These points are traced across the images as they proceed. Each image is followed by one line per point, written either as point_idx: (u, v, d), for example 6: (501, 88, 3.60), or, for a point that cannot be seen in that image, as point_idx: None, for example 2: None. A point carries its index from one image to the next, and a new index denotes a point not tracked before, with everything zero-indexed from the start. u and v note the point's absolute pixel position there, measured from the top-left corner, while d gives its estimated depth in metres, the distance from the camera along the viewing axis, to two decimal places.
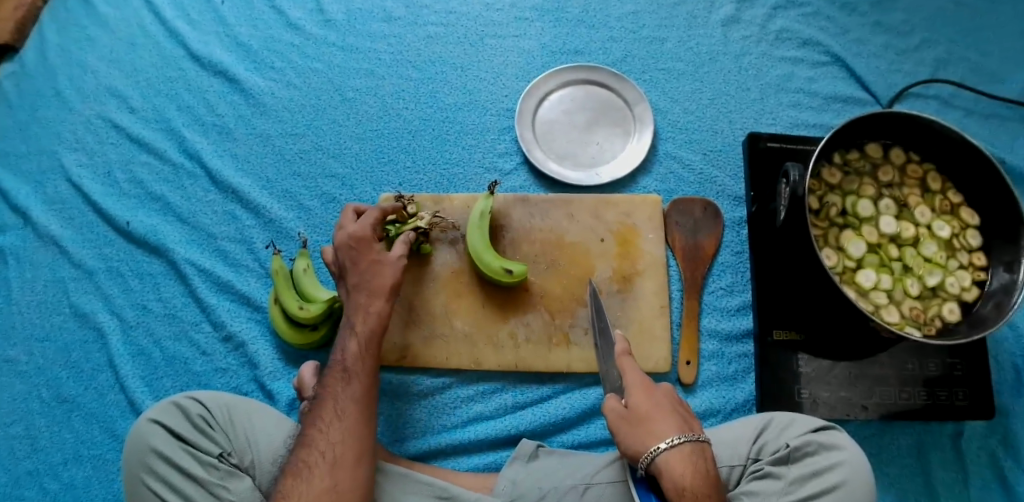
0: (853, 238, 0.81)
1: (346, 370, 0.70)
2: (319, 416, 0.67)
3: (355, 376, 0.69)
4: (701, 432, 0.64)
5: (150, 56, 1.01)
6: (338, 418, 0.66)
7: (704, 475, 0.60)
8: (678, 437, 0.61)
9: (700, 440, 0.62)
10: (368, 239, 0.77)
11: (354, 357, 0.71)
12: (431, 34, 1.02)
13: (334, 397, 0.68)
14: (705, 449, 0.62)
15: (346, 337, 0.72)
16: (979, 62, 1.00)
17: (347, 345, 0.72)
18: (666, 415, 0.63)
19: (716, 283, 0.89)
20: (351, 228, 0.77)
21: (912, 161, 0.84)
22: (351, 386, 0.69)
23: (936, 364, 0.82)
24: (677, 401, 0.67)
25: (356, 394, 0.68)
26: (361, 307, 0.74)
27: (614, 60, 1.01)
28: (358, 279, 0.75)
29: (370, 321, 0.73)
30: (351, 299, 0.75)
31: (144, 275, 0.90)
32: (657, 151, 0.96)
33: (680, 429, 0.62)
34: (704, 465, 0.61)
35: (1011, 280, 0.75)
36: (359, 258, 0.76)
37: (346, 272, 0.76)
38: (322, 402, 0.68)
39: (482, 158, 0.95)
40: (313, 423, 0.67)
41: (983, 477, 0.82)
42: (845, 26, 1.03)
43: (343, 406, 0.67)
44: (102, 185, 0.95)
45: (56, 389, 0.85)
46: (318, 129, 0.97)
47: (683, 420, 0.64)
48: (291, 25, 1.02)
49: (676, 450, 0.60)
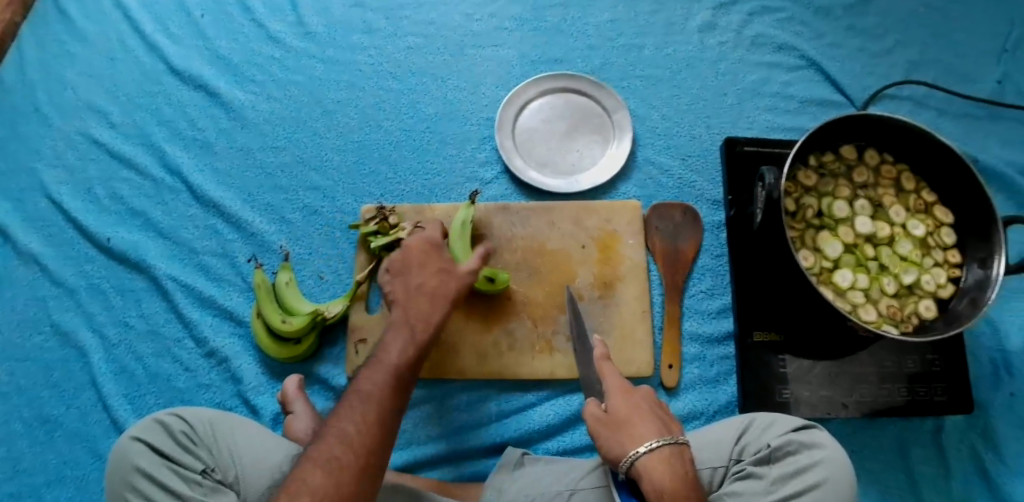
0: (830, 238, 0.82)
1: (398, 371, 0.66)
2: (364, 410, 0.62)
3: (403, 379, 0.66)
4: (681, 435, 0.63)
5: (130, 71, 1.01)
6: (382, 420, 0.62)
7: (684, 478, 0.59)
8: (656, 441, 0.60)
9: (678, 442, 0.62)
10: (436, 248, 0.78)
11: (406, 360, 0.67)
12: (411, 44, 1.03)
13: (381, 396, 0.64)
14: (683, 451, 0.61)
15: (399, 337, 0.69)
16: (951, 64, 1.02)
17: (404, 347, 0.69)
18: (646, 419, 0.63)
19: (696, 286, 0.89)
20: (425, 236, 0.79)
21: (886, 162, 0.85)
22: (398, 392, 0.65)
23: (914, 361, 0.83)
24: (659, 405, 0.66)
25: (398, 400, 0.65)
26: (422, 312, 0.72)
27: (593, 68, 1.02)
28: (426, 282, 0.75)
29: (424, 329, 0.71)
30: (412, 299, 0.74)
31: (127, 292, 0.90)
32: (636, 157, 0.97)
33: (660, 431, 0.62)
34: (682, 466, 0.60)
35: (985, 276, 0.76)
36: (430, 262, 0.77)
37: (413, 271, 0.76)
38: (369, 397, 0.63)
39: (463, 168, 0.96)
40: (351, 418, 0.61)
41: (965, 472, 0.82)
42: (820, 30, 1.04)
43: (388, 408, 0.63)
44: (83, 202, 0.94)
45: (38, 409, 0.85)
46: (299, 141, 0.98)
47: (662, 423, 0.64)
48: (271, 37, 1.03)
49: (656, 453, 0.60)
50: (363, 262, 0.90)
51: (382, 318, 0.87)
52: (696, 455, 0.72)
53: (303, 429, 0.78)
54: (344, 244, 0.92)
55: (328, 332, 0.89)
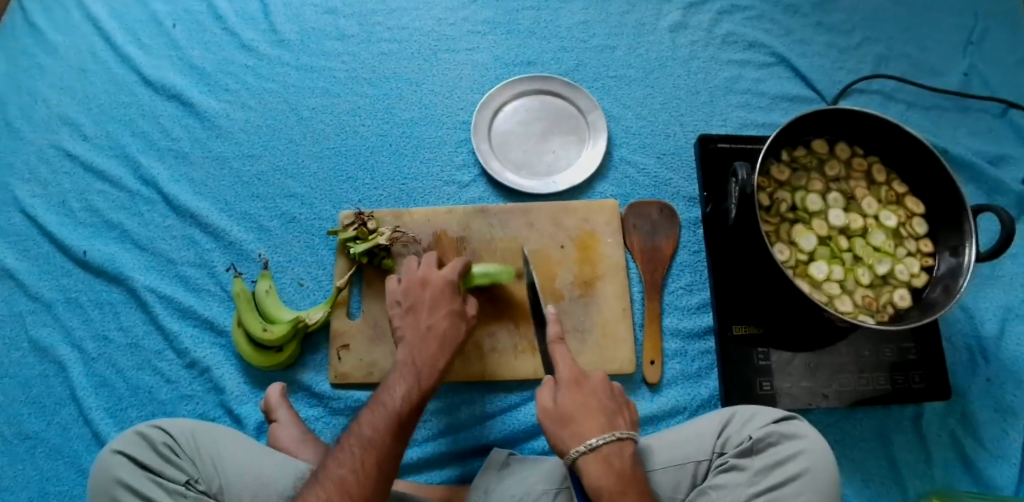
0: (804, 232, 0.82)
1: (400, 415, 0.65)
2: (363, 458, 0.62)
3: (404, 423, 0.66)
4: (627, 430, 0.65)
5: (103, 83, 1.01)
6: (378, 470, 0.62)
7: (621, 475, 0.61)
8: (596, 440, 0.62)
9: (620, 438, 0.63)
10: (451, 291, 0.78)
11: (408, 404, 0.66)
12: (385, 50, 1.03)
13: (381, 443, 0.63)
14: (625, 447, 0.63)
15: (402, 380, 0.68)
16: (918, 57, 1.04)
17: (405, 389, 0.68)
18: (592, 417, 0.65)
19: (676, 283, 0.90)
20: (442, 276, 0.79)
21: (857, 155, 0.86)
22: (398, 438, 0.65)
23: (892, 350, 0.84)
24: (609, 399, 0.67)
25: (398, 446, 0.64)
26: (427, 356, 0.72)
27: (566, 70, 1.03)
28: (433, 324, 0.75)
29: (427, 373, 0.70)
30: (420, 340, 0.73)
31: (104, 305, 0.89)
32: (612, 157, 0.97)
33: (602, 428, 0.64)
34: (620, 463, 0.62)
35: (957, 264, 0.78)
36: (438, 304, 0.76)
37: (420, 311, 0.76)
38: (369, 443, 0.63)
39: (441, 172, 0.96)
40: (348, 464, 0.62)
41: (946, 457, 0.83)
42: (789, 27, 1.06)
43: (386, 456, 0.63)
44: (58, 215, 0.94)
45: (17, 426, 0.84)
46: (274, 149, 0.97)
47: (607, 418, 0.65)
48: (244, 46, 1.03)
49: (595, 454, 0.62)
50: (343, 268, 0.90)
51: (362, 324, 0.87)
52: (680, 450, 0.72)
53: (288, 436, 0.78)
54: (323, 250, 0.92)
55: (309, 340, 0.88)
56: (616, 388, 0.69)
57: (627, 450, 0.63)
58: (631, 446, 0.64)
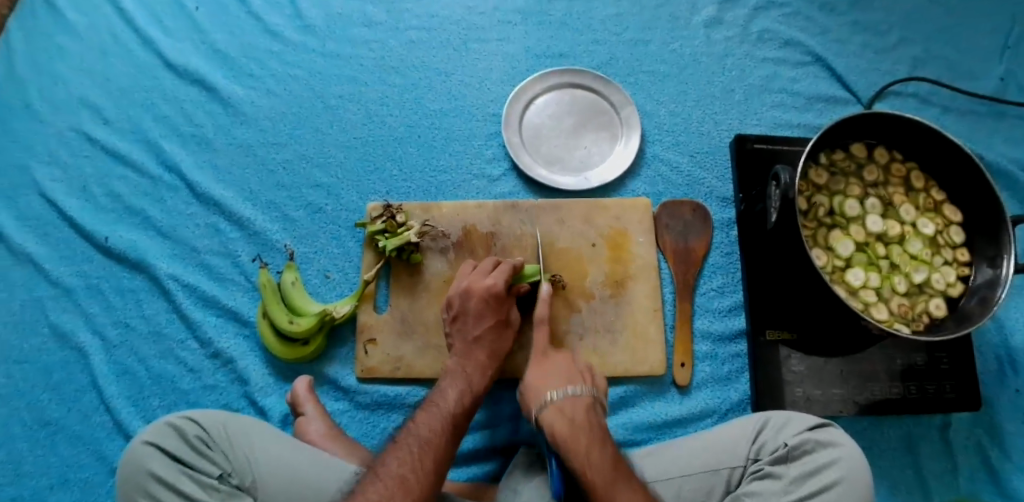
0: (841, 237, 0.81)
1: (454, 417, 0.69)
2: (423, 455, 0.63)
3: (457, 425, 0.69)
4: (583, 387, 0.72)
5: (124, 65, 0.98)
6: (436, 468, 0.63)
7: (573, 421, 0.67)
8: (550, 396, 0.71)
9: (574, 393, 0.71)
10: (497, 299, 0.79)
11: (461, 408, 0.70)
12: (414, 38, 1.01)
13: (438, 442, 0.65)
14: (578, 399, 0.70)
15: (456, 384, 0.73)
16: (955, 60, 1.03)
17: (453, 392, 0.72)
18: (551, 381, 0.73)
19: (707, 284, 0.89)
20: (485, 285, 0.79)
21: (895, 160, 0.85)
22: (453, 437, 0.67)
23: (923, 358, 0.83)
24: (571, 368, 0.75)
25: (452, 446, 0.67)
26: (478, 363, 0.76)
27: (599, 64, 1.01)
28: (481, 333, 0.78)
29: (477, 380, 0.75)
30: (466, 348, 0.77)
31: (126, 292, 0.88)
32: (645, 154, 0.96)
33: (558, 387, 0.72)
34: (574, 413, 0.69)
35: (995, 275, 0.77)
36: (486, 311, 0.79)
37: (468, 319, 0.79)
38: (428, 441, 0.65)
39: (470, 165, 0.95)
40: (406, 460, 0.62)
41: (972, 467, 0.84)
42: (825, 26, 1.04)
43: (443, 454, 0.65)
44: (78, 199, 0.92)
45: (38, 413, 0.83)
46: (301, 138, 0.96)
47: (566, 379, 0.73)
48: (270, 31, 1.00)
49: (550, 405, 0.70)
50: (370, 261, 0.88)
51: (389, 318, 0.86)
52: (713, 454, 0.71)
53: (315, 430, 0.77)
54: (349, 242, 0.91)
55: (335, 332, 0.87)
56: (581, 364, 0.77)
57: (582, 402, 0.70)
58: (586, 399, 0.71)
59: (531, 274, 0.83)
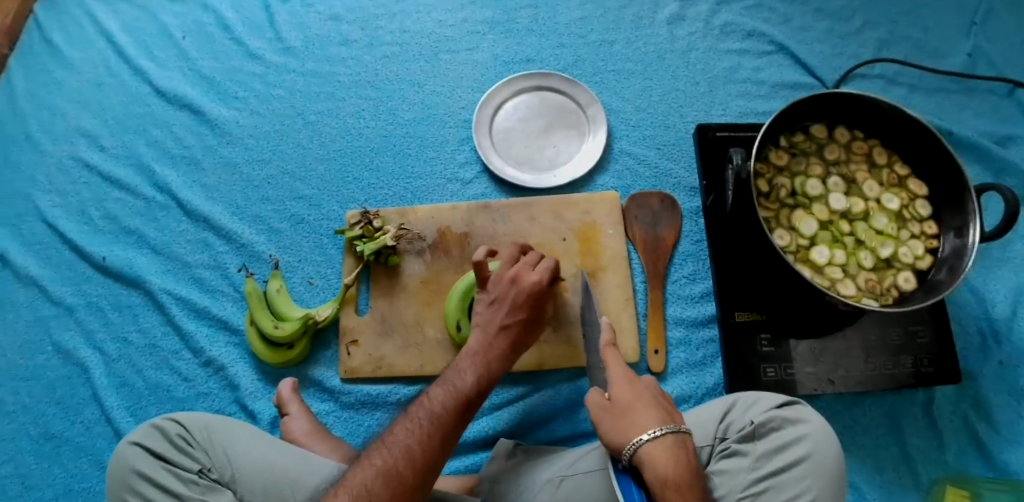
0: (805, 217, 0.82)
1: (468, 398, 0.69)
2: (431, 429, 0.65)
3: (469, 404, 0.69)
4: (683, 424, 0.64)
5: (117, 95, 1.05)
6: (440, 444, 0.65)
7: (688, 467, 0.60)
8: (659, 429, 0.62)
9: (682, 431, 0.63)
10: (540, 294, 0.78)
11: (476, 389, 0.70)
12: (387, 53, 1.06)
13: (447, 421, 0.66)
14: (687, 440, 0.63)
15: (476, 364, 0.72)
16: (921, 39, 1.03)
17: (468, 372, 0.72)
18: (650, 408, 0.65)
19: (678, 273, 0.91)
20: (532, 280, 0.79)
21: (857, 138, 0.86)
22: (462, 417, 0.68)
23: (898, 333, 0.83)
24: (664, 398, 0.67)
25: (460, 425, 0.67)
26: (492, 345, 0.75)
27: (566, 66, 1.04)
28: (513, 321, 0.76)
29: (494, 360, 0.74)
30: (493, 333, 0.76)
31: (123, 307, 0.93)
32: (612, 149, 0.98)
33: (663, 421, 0.63)
34: (683, 456, 0.61)
35: (961, 244, 0.76)
36: (524, 302, 0.77)
37: (501, 306, 0.77)
38: (438, 417, 0.66)
39: (444, 170, 0.98)
40: (414, 431, 0.64)
41: (959, 442, 0.83)
42: (787, 15, 1.06)
43: (449, 433, 0.66)
44: (78, 223, 0.98)
45: (43, 426, 0.87)
46: (283, 153, 1.00)
47: (667, 413, 0.65)
48: (251, 54, 1.06)
49: (660, 441, 0.61)
50: (350, 266, 0.92)
51: (370, 320, 0.89)
52: None
53: (298, 429, 0.80)
54: (331, 250, 0.95)
55: (320, 336, 0.91)
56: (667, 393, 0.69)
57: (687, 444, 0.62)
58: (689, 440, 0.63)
59: None
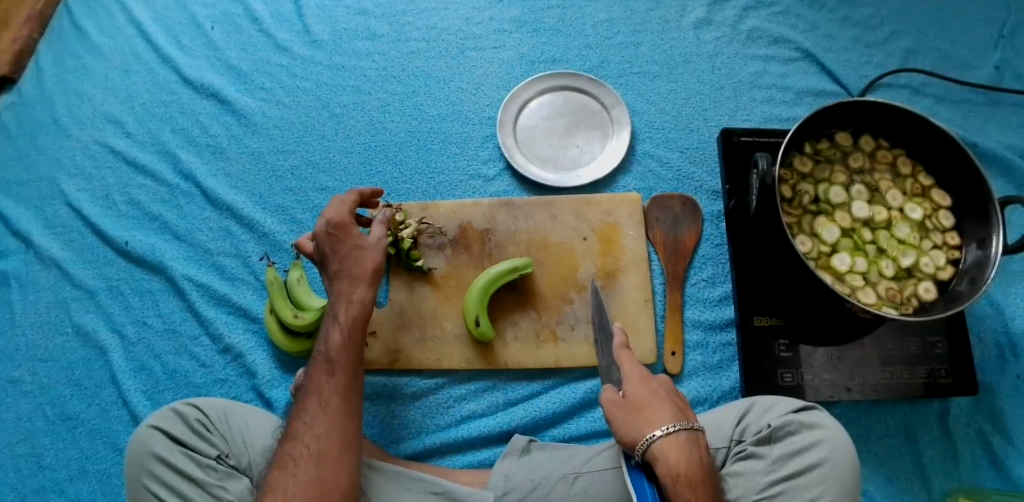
0: (827, 224, 0.82)
1: (337, 359, 0.69)
2: (315, 410, 0.66)
3: (342, 364, 0.69)
4: (696, 422, 0.65)
5: (145, 83, 1.06)
6: (336, 414, 0.66)
7: (699, 465, 0.61)
8: (673, 425, 0.62)
9: (694, 428, 0.64)
10: (349, 225, 0.76)
11: (340, 348, 0.70)
12: (413, 49, 1.06)
13: (332, 395, 0.67)
14: (698, 438, 0.63)
15: (330, 331, 0.71)
16: (948, 51, 1.03)
17: (331, 335, 0.71)
18: (667, 406, 0.65)
19: (698, 275, 0.91)
20: (328, 218, 0.76)
21: (882, 147, 0.86)
22: (348, 378, 0.69)
23: (917, 344, 0.83)
24: (677, 397, 0.68)
25: (352, 388, 0.69)
26: (343, 295, 0.73)
27: (591, 66, 1.04)
28: (339, 266, 0.75)
29: (353, 311, 0.73)
30: (334, 286, 0.75)
31: (144, 292, 0.94)
32: (636, 151, 0.99)
33: (676, 418, 0.64)
34: (696, 454, 0.62)
35: (983, 256, 0.76)
36: (339, 244, 0.75)
37: (327, 259, 0.75)
38: (322, 397, 0.67)
39: (466, 166, 0.99)
40: (299, 416, 0.67)
41: (974, 455, 0.83)
42: (814, 22, 1.06)
43: (341, 402, 0.67)
44: (101, 207, 0.99)
45: (61, 407, 0.88)
46: (308, 145, 1.01)
47: (680, 411, 0.65)
48: (279, 46, 1.07)
49: (674, 438, 0.61)
50: None
51: (389, 313, 0.90)
52: None
53: None
54: None
55: None
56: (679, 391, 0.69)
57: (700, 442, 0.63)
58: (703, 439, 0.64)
59: (524, 266, 0.87)
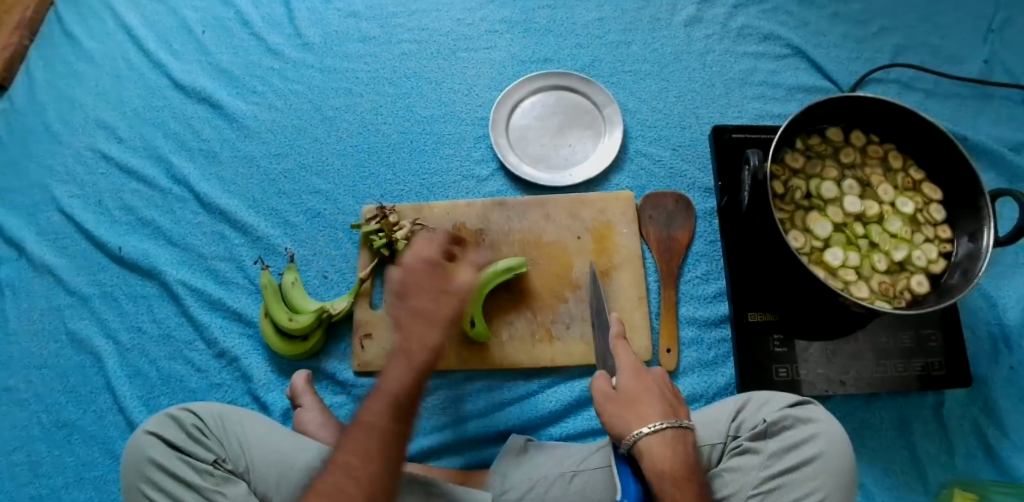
0: (819, 219, 0.82)
1: (400, 403, 0.60)
2: (367, 458, 0.57)
3: (404, 410, 0.61)
4: (687, 420, 0.65)
5: (137, 88, 1.06)
6: (386, 467, 0.58)
7: (685, 461, 0.61)
8: (661, 423, 0.62)
9: (683, 426, 0.64)
10: (434, 266, 0.65)
11: (410, 389, 0.61)
12: (405, 51, 1.06)
13: (384, 442, 0.58)
14: (686, 436, 0.63)
15: (400, 366, 0.61)
16: (938, 46, 1.04)
17: (397, 373, 0.61)
18: (657, 402, 0.65)
19: (691, 272, 0.91)
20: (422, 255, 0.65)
21: (872, 142, 0.86)
22: (403, 424, 0.60)
23: (910, 337, 0.83)
24: (669, 393, 0.68)
25: (404, 435, 0.60)
26: (418, 337, 0.62)
27: (583, 66, 1.05)
28: (419, 305, 0.63)
29: (424, 357, 0.62)
30: (405, 323, 0.63)
31: (138, 298, 0.93)
32: (628, 149, 0.99)
33: (666, 414, 0.64)
34: (683, 451, 0.62)
35: (975, 248, 0.76)
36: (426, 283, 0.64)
37: (408, 294, 0.63)
38: (372, 442, 0.58)
39: (459, 167, 0.99)
40: (340, 463, 0.57)
41: (969, 446, 0.83)
42: (804, 19, 1.06)
43: (391, 451, 0.59)
44: (94, 214, 0.98)
45: (56, 414, 0.88)
46: (301, 148, 1.01)
47: (671, 408, 0.66)
48: (270, 50, 1.07)
49: (660, 436, 0.62)
50: (366, 260, 0.92)
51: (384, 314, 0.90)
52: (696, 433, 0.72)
53: (311, 421, 0.80)
54: (346, 244, 0.95)
55: (334, 329, 0.91)
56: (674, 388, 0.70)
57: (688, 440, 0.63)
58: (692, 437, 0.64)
59: (519, 266, 0.87)
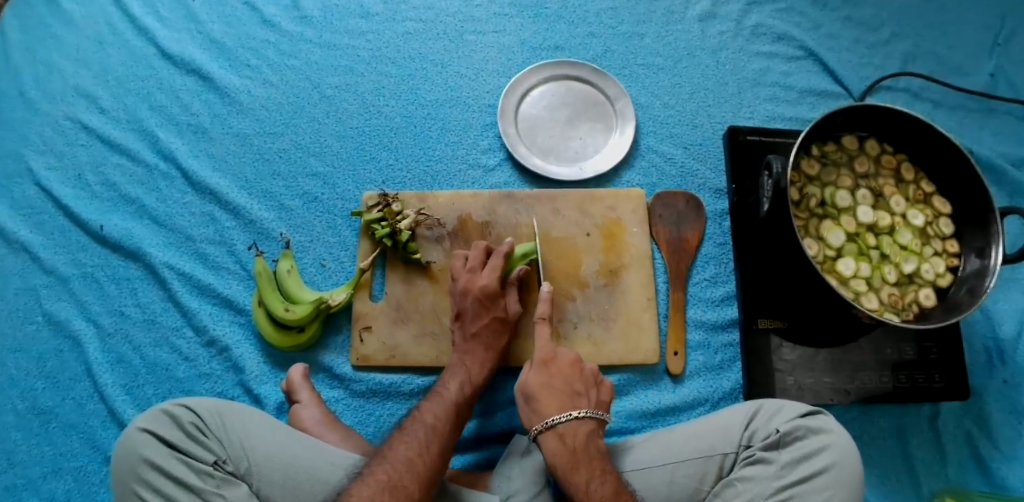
0: (832, 228, 0.82)
1: (457, 406, 0.72)
2: (429, 441, 0.66)
3: (459, 412, 0.72)
4: (587, 409, 0.72)
5: (119, 54, 0.98)
6: (441, 453, 0.66)
7: (573, 450, 0.69)
8: (552, 419, 0.71)
9: (575, 418, 0.71)
10: (492, 299, 0.80)
11: (463, 397, 0.73)
12: (410, 29, 1.01)
13: (442, 430, 0.68)
14: (581, 426, 0.71)
15: (460, 373, 0.75)
16: (945, 56, 1.04)
17: (453, 381, 0.75)
18: (555, 399, 0.73)
19: (700, 274, 0.90)
20: (482, 284, 0.80)
21: (886, 152, 0.86)
22: (455, 426, 0.70)
23: (912, 348, 0.84)
24: (579, 382, 0.75)
25: (455, 433, 0.70)
26: (475, 359, 0.77)
27: (594, 56, 1.02)
28: (477, 328, 0.79)
29: (475, 373, 0.76)
30: (462, 344, 0.79)
31: (122, 281, 0.88)
32: (639, 145, 0.97)
33: (561, 408, 0.72)
34: (574, 441, 0.69)
35: (982, 265, 0.77)
36: (483, 312, 0.79)
37: (467, 318, 0.79)
38: (432, 428, 0.68)
39: (465, 155, 0.95)
40: (404, 442, 0.65)
41: (961, 456, 0.85)
42: (817, 21, 1.05)
43: (446, 442, 0.67)
44: (72, 188, 0.92)
45: (32, 401, 0.82)
46: (297, 127, 0.96)
47: (569, 399, 0.73)
48: (266, 21, 1.00)
49: (553, 431, 0.70)
50: (366, 250, 0.89)
51: (385, 306, 0.86)
52: (707, 441, 0.71)
53: (310, 418, 0.77)
54: (345, 231, 0.91)
55: (331, 320, 0.87)
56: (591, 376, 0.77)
57: (585, 428, 0.71)
58: (589, 424, 0.71)
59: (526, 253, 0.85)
